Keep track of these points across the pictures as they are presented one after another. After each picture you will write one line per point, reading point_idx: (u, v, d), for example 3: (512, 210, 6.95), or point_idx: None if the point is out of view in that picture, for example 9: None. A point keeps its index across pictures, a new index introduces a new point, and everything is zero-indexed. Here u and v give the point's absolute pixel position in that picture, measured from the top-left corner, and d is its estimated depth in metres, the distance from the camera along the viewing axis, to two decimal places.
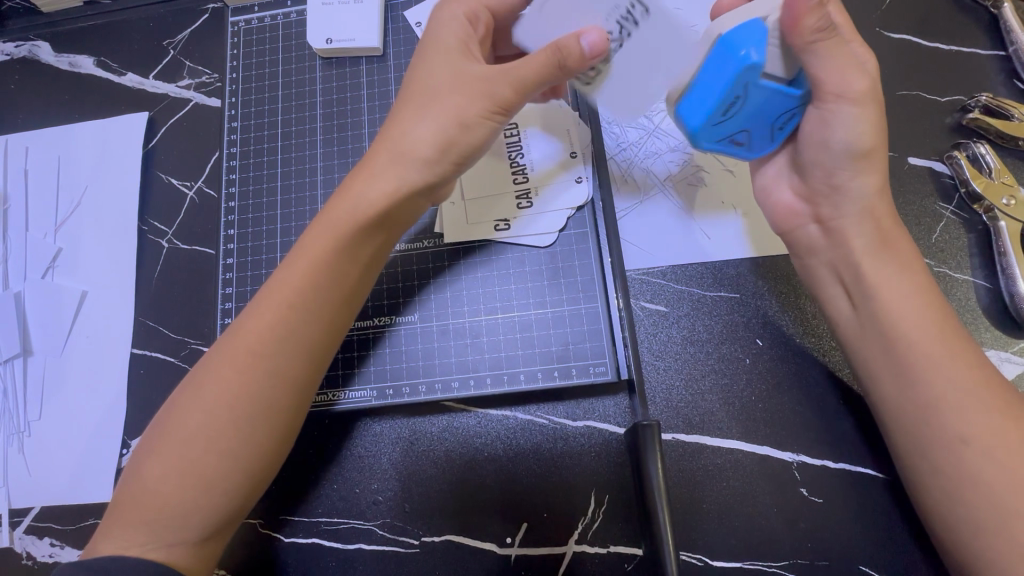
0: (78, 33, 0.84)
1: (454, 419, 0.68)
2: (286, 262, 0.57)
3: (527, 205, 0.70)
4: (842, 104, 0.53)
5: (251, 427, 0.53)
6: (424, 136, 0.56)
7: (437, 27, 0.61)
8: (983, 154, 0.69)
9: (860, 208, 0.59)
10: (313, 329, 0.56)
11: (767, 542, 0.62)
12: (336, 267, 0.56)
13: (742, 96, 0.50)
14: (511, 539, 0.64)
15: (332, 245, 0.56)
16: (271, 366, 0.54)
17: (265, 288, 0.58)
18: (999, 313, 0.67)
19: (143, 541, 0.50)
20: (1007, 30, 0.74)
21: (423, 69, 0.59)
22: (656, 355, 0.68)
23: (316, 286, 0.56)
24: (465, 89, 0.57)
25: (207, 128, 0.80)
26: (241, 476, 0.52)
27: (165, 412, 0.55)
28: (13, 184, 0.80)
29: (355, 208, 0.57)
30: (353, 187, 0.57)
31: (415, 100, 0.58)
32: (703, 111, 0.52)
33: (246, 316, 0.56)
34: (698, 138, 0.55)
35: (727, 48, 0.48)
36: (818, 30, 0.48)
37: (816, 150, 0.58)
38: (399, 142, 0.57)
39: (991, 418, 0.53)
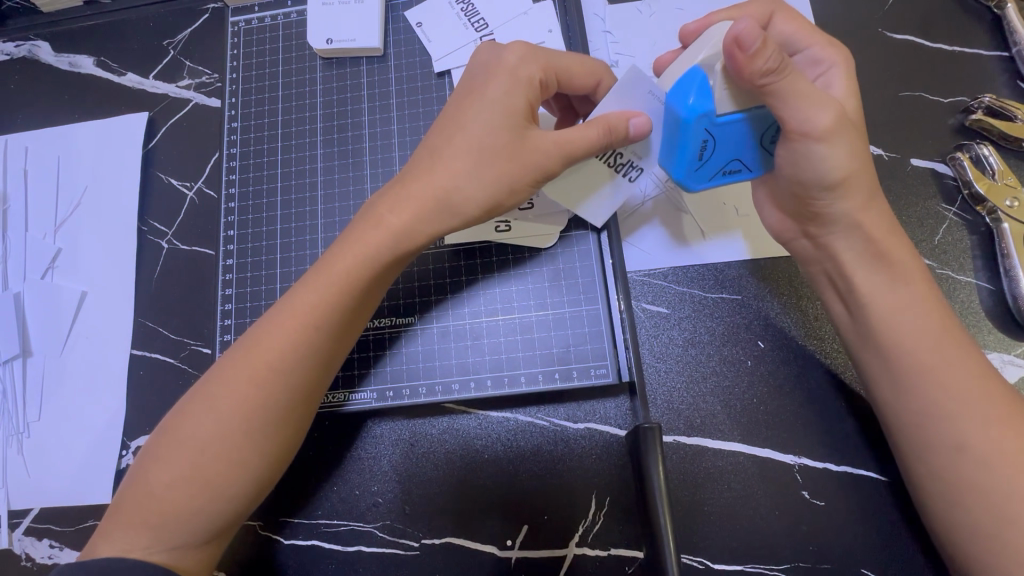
0: (79, 33, 0.84)
1: (455, 421, 0.68)
2: (306, 280, 0.57)
3: (529, 206, 0.69)
4: (807, 141, 0.53)
5: (263, 442, 0.53)
6: (474, 193, 0.56)
7: (499, 76, 0.58)
8: (986, 155, 0.69)
9: (846, 228, 0.58)
10: (329, 348, 0.56)
11: (769, 545, 0.62)
12: (357, 293, 0.56)
13: (707, 138, 0.54)
14: (511, 542, 0.64)
15: (355, 269, 0.56)
16: (288, 383, 0.53)
17: (281, 302, 0.57)
18: (1001, 315, 0.67)
19: (145, 544, 0.50)
20: (1010, 31, 0.73)
21: (475, 115, 0.57)
22: (658, 357, 0.67)
23: (339, 308, 0.55)
24: (522, 158, 0.56)
25: (208, 128, 0.80)
26: (246, 485, 0.52)
27: (173, 416, 0.54)
28: (13, 185, 0.80)
29: (387, 243, 0.56)
30: (384, 217, 0.57)
31: (462, 150, 0.56)
32: (681, 160, 0.57)
33: (263, 329, 0.55)
34: (690, 180, 0.58)
35: (675, 97, 0.53)
36: (766, 73, 0.48)
37: (796, 185, 0.58)
38: (444, 194, 0.56)
39: (994, 421, 0.52)
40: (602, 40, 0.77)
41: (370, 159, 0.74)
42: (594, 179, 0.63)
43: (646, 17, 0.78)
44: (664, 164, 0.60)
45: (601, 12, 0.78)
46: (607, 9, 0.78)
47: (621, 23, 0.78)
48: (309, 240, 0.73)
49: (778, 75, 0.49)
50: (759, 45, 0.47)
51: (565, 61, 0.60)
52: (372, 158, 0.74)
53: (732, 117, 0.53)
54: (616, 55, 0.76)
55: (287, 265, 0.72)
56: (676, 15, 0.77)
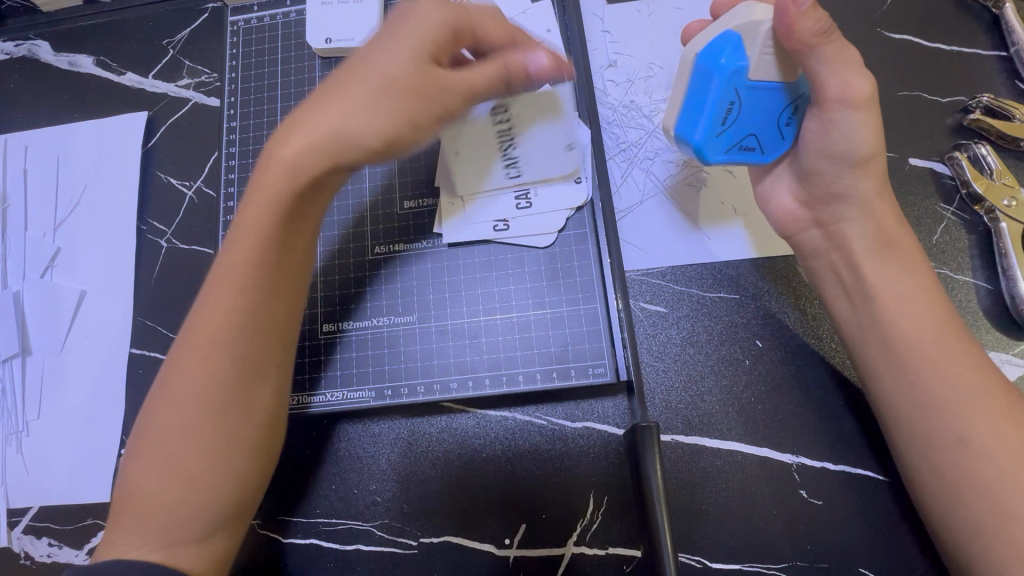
0: (78, 33, 0.84)
1: (452, 420, 0.68)
2: (226, 246, 0.55)
3: (527, 205, 0.69)
4: (842, 109, 0.55)
5: (223, 416, 0.52)
6: (373, 122, 0.51)
7: (413, 14, 0.55)
8: (984, 155, 0.69)
9: (862, 211, 0.59)
10: (260, 309, 0.54)
11: (767, 544, 0.62)
12: (274, 245, 0.54)
13: (735, 100, 0.54)
14: (509, 540, 0.64)
15: (271, 221, 0.53)
16: (231, 353, 0.53)
17: (212, 273, 0.56)
18: (1000, 315, 0.67)
19: (139, 544, 0.50)
20: (1008, 31, 0.73)
21: (380, 49, 0.53)
22: (656, 356, 0.68)
23: (261, 265, 0.54)
24: (417, 86, 0.52)
25: (206, 127, 0.80)
26: (218, 467, 0.52)
27: (144, 418, 0.54)
28: (12, 184, 0.80)
29: (292, 182, 0.52)
30: (286, 154, 0.52)
31: (352, 82, 0.52)
32: (703, 120, 0.55)
33: (200, 308, 0.55)
34: (710, 152, 0.57)
35: (706, 60, 0.53)
36: (817, 34, 0.50)
37: (820, 160, 0.58)
38: (336, 125, 0.51)
39: (992, 419, 0.53)
40: (601, 40, 0.77)
41: None
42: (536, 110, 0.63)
43: (645, 16, 0.78)
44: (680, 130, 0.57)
45: (599, 12, 0.78)
46: (606, 9, 0.78)
47: (620, 23, 0.78)
48: None
49: (828, 37, 0.51)
50: (809, 5, 0.49)
51: (479, 12, 0.58)
52: None
53: (764, 85, 0.54)
54: (614, 55, 0.77)
55: None
56: (675, 14, 0.77)
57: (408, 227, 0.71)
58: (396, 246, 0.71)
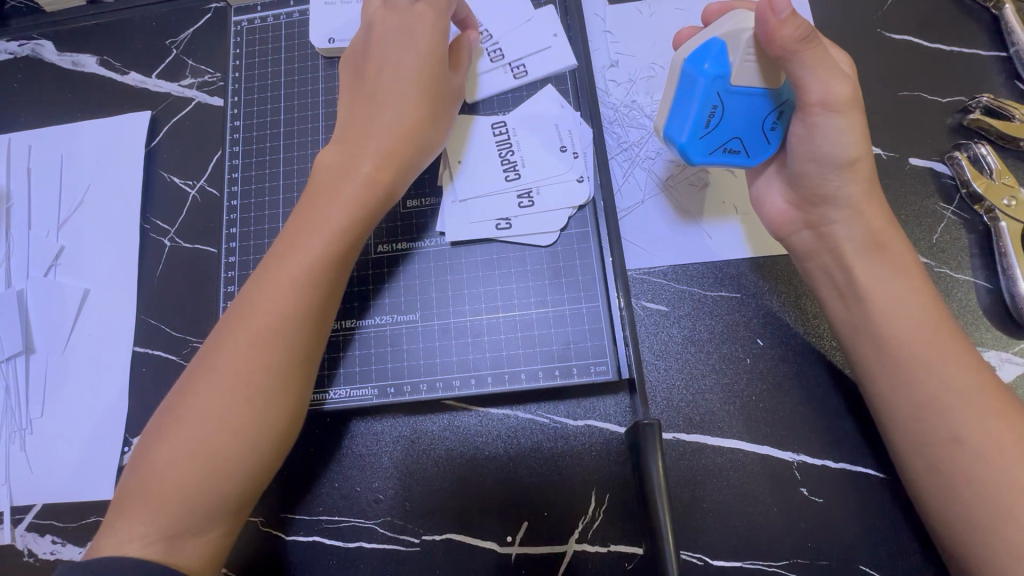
0: (82, 33, 0.84)
1: (455, 418, 0.68)
2: (290, 236, 0.58)
3: (529, 204, 0.70)
4: (824, 113, 0.55)
5: (267, 406, 0.54)
6: (435, 135, 0.63)
7: (409, 53, 0.62)
8: (984, 155, 0.69)
9: (849, 214, 0.59)
10: (317, 305, 0.56)
11: (767, 541, 0.62)
12: (342, 245, 0.58)
13: (717, 103, 0.55)
14: (512, 538, 0.65)
15: (339, 223, 0.58)
16: (284, 344, 0.55)
17: (268, 260, 0.58)
18: (999, 314, 0.67)
19: (144, 532, 0.50)
20: (1008, 31, 0.74)
21: (391, 89, 0.62)
22: (658, 355, 0.68)
23: (323, 263, 0.57)
24: (453, 98, 0.65)
25: (210, 126, 0.81)
26: (255, 453, 0.53)
27: (175, 397, 0.54)
28: (17, 182, 0.80)
29: (369, 191, 0.59)
30: (353, 169, 0.59)
31: (413, 93, 0.61)
32: (688, 124, 0.57)
33: (253, 293, 0.56)
34: (692, 152, 0.58)
35: (692, 63, 0.54)
36: (798, 40, 0.51)
37: (805, 163, 0.58)
38: (407, 136, 0.61)
39: (988, 416, 0.53)
40: (602, 41, 0.78)
41: None
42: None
43: (647, 16, 0.78)
44: (669, 133, 0.59)
45: (601, 12, 0.79)
46: (608, 9, 0.79)
47: (621, 23, 0.78)
48: None
49: (809, 42, 0.51)
50: (789, 13, 0.50)
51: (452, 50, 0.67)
52: None
53: (747, 89, 0.55)
54: (616, 56, 0.77)
55: None
56: (676, 15, 0.78)
57: (410, 226, 0.71)
58: (398, 245, 0.71)
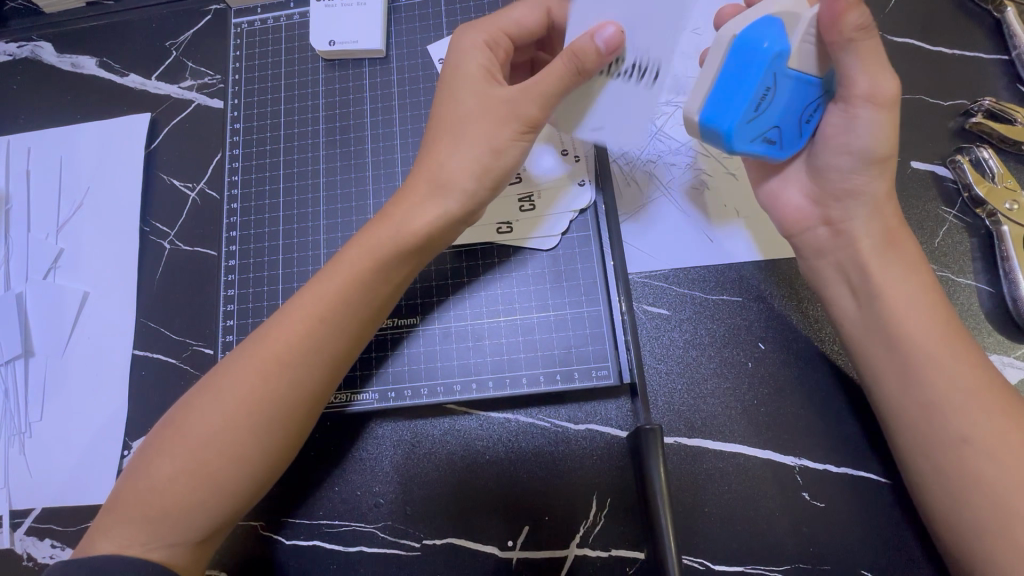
0: (81, 35, 0.84)
1: (456, 421, 0.68)
2: (322, 274, 0.58)
3: (530, 208, 0.70)
4: (868, 106, 0.54)
5: (264, 433, 0.53)
6: (461, 164, 0.57)
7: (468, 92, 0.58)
8: (986, 158, 0.69)
9: (870, 211, 0.59)
10: (337, 342, 0.56)
11: (770, 546, 0.62)
12: (368, 289, 0.57)
13: (770, 86, 0.52)
14: (512, 543, 0.64)
15: (361, 267, 0.57)
16: (295, 376, 0.54)
17: (297, 295, 0.58)
18: (1001, 317, 0.67)
19: (144, 539, 0.50)
20: (1010, 34, 0.74)
21: (451, 142, 0.58)
22: (659, 359, 0.68)
23: (340, 299, 0.56)
24: (494, 115, 0.57)
25: (210, 129, 0.80)
26: (246, 475, 0.52)
27: (179, 408, 0.55)
28: (15, 185, 0.80)
29: (397, 234, 0.57)
30: (391, 214, 0.58)
31: (451, 126, 0.58)
32: (735, 108, 0.51)
33: (273, 322, 0.56)
34: (739, 139, 0.53)
35: (748, 40, 0.50)
36: (858, 27, 0.49)
37: (835, 155, 0.58)
38: (434, 173, 0.57)
39: (997, 423, 0.53)
40: None
41: (371, 160, 0.74)
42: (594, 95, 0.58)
43: None
44: (709, 112, 0.52)
45: None
46: None
47: None
48: (310, 241, 0.73)
49: (870, 31, 0.50)
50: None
51: (517, 19, 0.62)
52: (374, 158, 0.74)
53: (797, 73, 0.53)
54: None
55: (288, 266, 0.72)
56: None
57: None
58: None
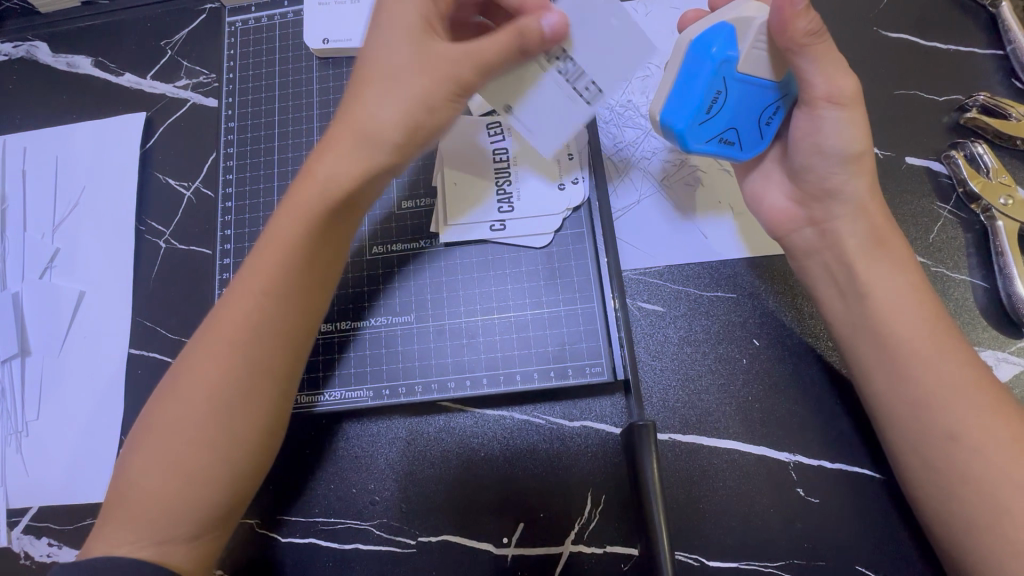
0: (77, 34, 0.84)
1: (451, 419, 0.68)
2: (258, 247, 0.57)
3: (509, 208, 0.70)
4: (831, 107, 0.55)
5: (233, 419, 0.53)
6: (393, 115, 0.56)
7: (372, 74, 0.57)
8: (981, 153, 0.69)
9: (853, 210, 0.59)
10: (281, 311, 0.55)
11: (765, 542, 0.62)
12: (308, 252, 0.56)
13: (722, 88, 0.54)
14: (508, 539, 0.64)
15: (296, 232, 0.56)
16: (250, 354, 0.54)
17: (239, 272, 0.58)
18: (996, 313, 0.67)
19: (132, 539, 0.50)
20: (1005, 29, 0.74)
21: (331, 139, 0.57)
22: (654, 355, 0.68)
23: (285, 270, 0.55)
24: (431, 73, 0.56)
25: (206, 128, 0.80)
26: (239, 461, 0.53)
27: (147, 409, 0.55)
28: (12, 184, 0.80)
29: (322, 192, 0.56)
30: (313, 169, 0.57)
31: (374, 84, 0.57)
32: (690, 108, 0.55)
33: (222, 306, 0.56)
34: (691, 139, 0.56)
35: (699, 47, 0.53)
36: (809, 33, 0.51)
37: (810, 156, 0.58)
38: (364, 128, 0.56)
39: (988, 416, 0.53)
40: None
41: None
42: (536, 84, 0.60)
43: (642, 15, 0.78)
44: (664, 113, 0.56)
45: None
46: None
47: None
48: None
49: (818, 36, 0.51)
50: (805, 5, 0.50)
51: None
52: None
53: (751, 77, 0.55)
54: None
55: None
56: (672, 14, 0.77)
57: (406, 227, 0.71)
58: (393, 246, 0.71)
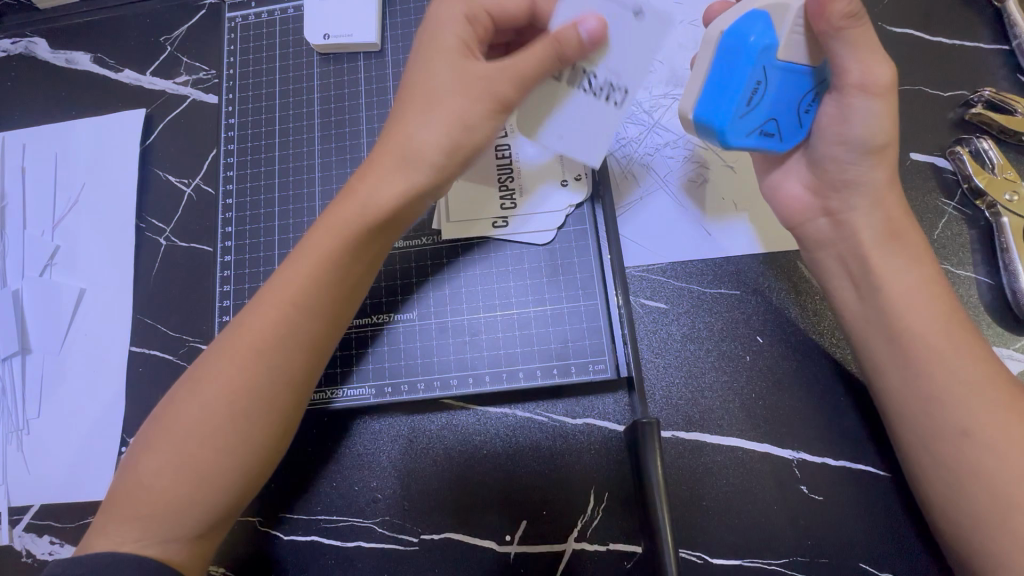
0: (76, 29, 0.84)
1: (454, 416, 0.68)
2: (290, 258, 0.57)
3: (512, 207, 0.70)
4: (863, 95, 0.53)
5: (250, 425, 0.52)
6: (432, 139, 0.55)
7: (419, 96, 0.57)
8: (986, 149, 0.69)
9: (872, 202, 0.59)
10: (314, 326, 0.55)
11: (769, 540, 0.62)
12: (340, 263, 0.56)
13: (763, 79, 0.52)
14: (510, 537, 0.64)
15: (331, 245, 0.56)
16: (274, 363, 0.53)
17: (269, 281, 0.57)
18: (1001, 309, 0.66)
19: (138, 536, 0.50)
20: (1010, 24, 0.73)
21: (378, 163, 0.57)
22: (656, 352, 0.67)
23: (318, 280, 0.55)
24: (472, 93, 0.55)
25: (206, 125, 0.80)
26: (252, 469, 0.53)
27: (164, 404, 0.54)
28: (11, 182, 0.80)
29: (364, 211, 0.56)
30: (356, 189, 0.57)
31: (418, 108, 0.56)
32: (728, 104, 0.52)
33: (247, 312, 0.56)
34: (733, 135, 0.53)
35: (736, 35, 0.50)
36: (847, 16, 0.49)
37: (832, 146, 0.57)
38: (404, 148, 0.56)
39: (996, 417, 0.52)
40: None
41: (367, 155, 0.74)
42: (556, 97, 0.57)
43: None
44: (698, 114, 0.53)
45: None
46: None
47: None
48: (306, 236, 0.73)
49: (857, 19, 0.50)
50: None
51: None
52: (370, 152, 0.74)
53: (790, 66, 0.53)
54: None
55: (285, 261, 0.72)
56: (674, 9, 0.77)
57: None
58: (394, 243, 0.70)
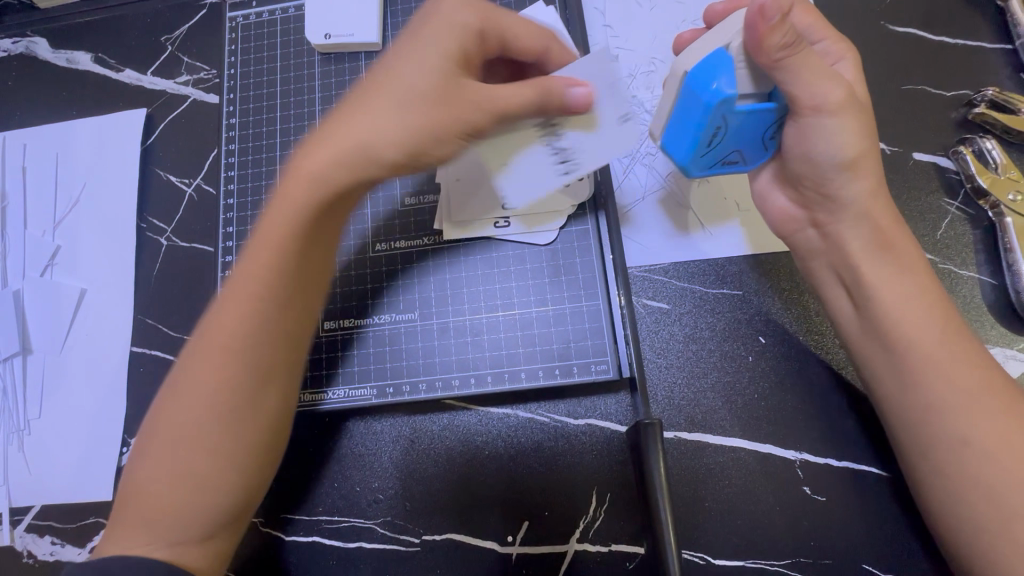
0: (76, 29, 0.84)
1: (455, 417, 0.68)
2: (250, 246, 0.55)
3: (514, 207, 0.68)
4: (817, 117, 0.53)
5: (240, 422, 0.52)
6: (391, 135, 0.52)
7: (395, 86, 0.54)
8: (989, 149, 0.68)
9: (856, 217, 0.58)
10: (281, 318, 0.54)
11: (771, 541, 0.62)
12: (295, 246, 0.54)
13: (722, 125, 0.53)
14: (511, 538, 0.64)
15: (287, 224, 0.53)
16: (250, 358, 0.52)
17: (232, 273, 0.55)
18: (1004, 309, 0.66)
19: (146, 542, 0.50)
20: (1013, 23, 0.73)
21: (323, 141, 0.54)
22: (658, 353, 0.67)
23: (279, 269, 0.53)
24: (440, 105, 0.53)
25: (207, 125, 0.80)
26: (253, 463, 0.53)
27: (154, 412, 0.54)
28: (12, 182, 0.80)
29: (312, 190, 0.53)
30: (299, 166, 0.54)
31: (385, 97, 0.54)
32: (687, 145, 0.55)
33: (218, 309, 0.54)
34: (693, 168, 0.58)
35: (695, 82, 0.51)
36: (784, 46, 0.49)
37: (802, 164, 0.57)
38: (360, 138, 0.53)
39: (998, 419, 0.52)
40: (601, 35, 0.77)
41: None
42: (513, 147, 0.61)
43: (646, 10, 0.77)
44: (665, 146, 0.58)
45: (600, 6, 0.78)
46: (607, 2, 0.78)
47: (620, 16, 0.77)
48: None
49: (793, 49, 0.49)
50: (779, 19, 0.47)
51: (513, 25, 0.60)
52: None
53: (752, 107, 0.53)
54: (616, 50, 0.76)
55: None
56: (676, 9, 0.77)
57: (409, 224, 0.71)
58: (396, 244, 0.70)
